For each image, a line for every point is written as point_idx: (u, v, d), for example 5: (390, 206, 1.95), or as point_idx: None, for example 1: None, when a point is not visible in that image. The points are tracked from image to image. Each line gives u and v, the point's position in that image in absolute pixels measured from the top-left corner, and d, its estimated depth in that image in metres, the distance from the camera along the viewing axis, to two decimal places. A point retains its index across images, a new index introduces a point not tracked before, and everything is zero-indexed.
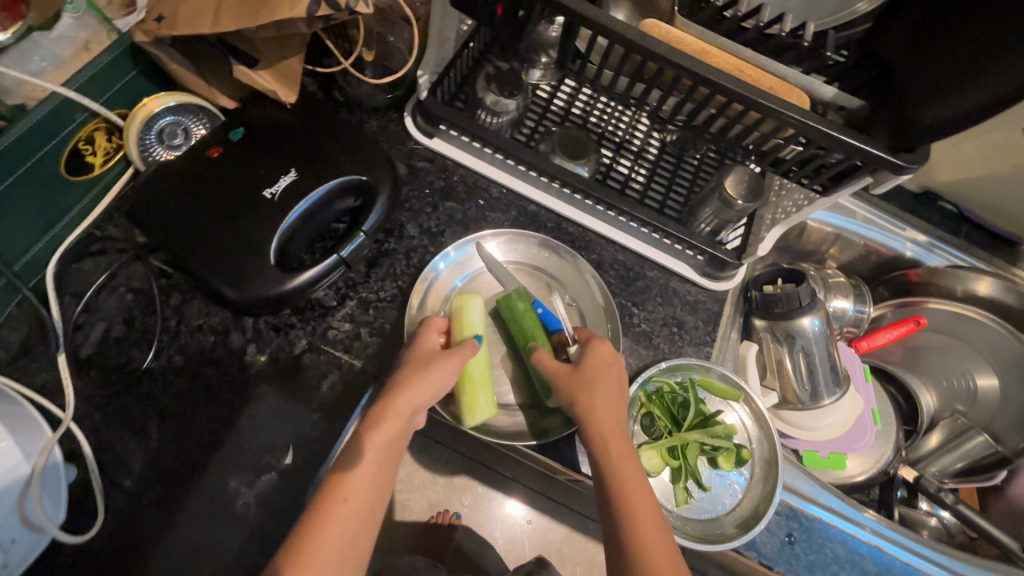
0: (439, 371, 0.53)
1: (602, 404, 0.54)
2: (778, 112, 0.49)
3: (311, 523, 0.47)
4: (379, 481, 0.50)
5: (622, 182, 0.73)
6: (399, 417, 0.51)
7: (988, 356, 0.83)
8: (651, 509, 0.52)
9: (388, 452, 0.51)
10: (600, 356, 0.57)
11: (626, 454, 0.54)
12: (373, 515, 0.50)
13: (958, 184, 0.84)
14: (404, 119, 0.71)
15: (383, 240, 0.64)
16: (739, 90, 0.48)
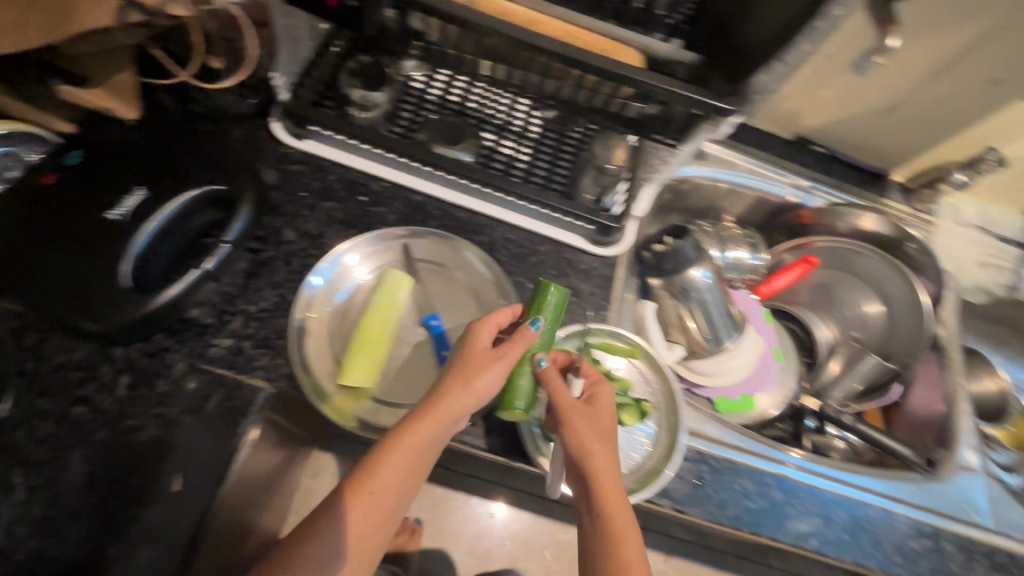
0: (478, 382, 0.54)
1: (604, 444, 0.55)
2: (611, 72, 0.49)
3: (322, 520, 0.51)
4: (398, 488, 0.52)
5: (507, 163, 0.72)
6: (421, 442, 0.52)
7: (873, 284, 0.90)
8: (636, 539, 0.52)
9: (415, 461, 0.52)
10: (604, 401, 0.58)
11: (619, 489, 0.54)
12: (392, 519, 0.53)
13: (822, 127, 0.90)
14: (272, 126, 0.70)
15: (258, 247, 0.63)
16: (569, 54, 0.48)
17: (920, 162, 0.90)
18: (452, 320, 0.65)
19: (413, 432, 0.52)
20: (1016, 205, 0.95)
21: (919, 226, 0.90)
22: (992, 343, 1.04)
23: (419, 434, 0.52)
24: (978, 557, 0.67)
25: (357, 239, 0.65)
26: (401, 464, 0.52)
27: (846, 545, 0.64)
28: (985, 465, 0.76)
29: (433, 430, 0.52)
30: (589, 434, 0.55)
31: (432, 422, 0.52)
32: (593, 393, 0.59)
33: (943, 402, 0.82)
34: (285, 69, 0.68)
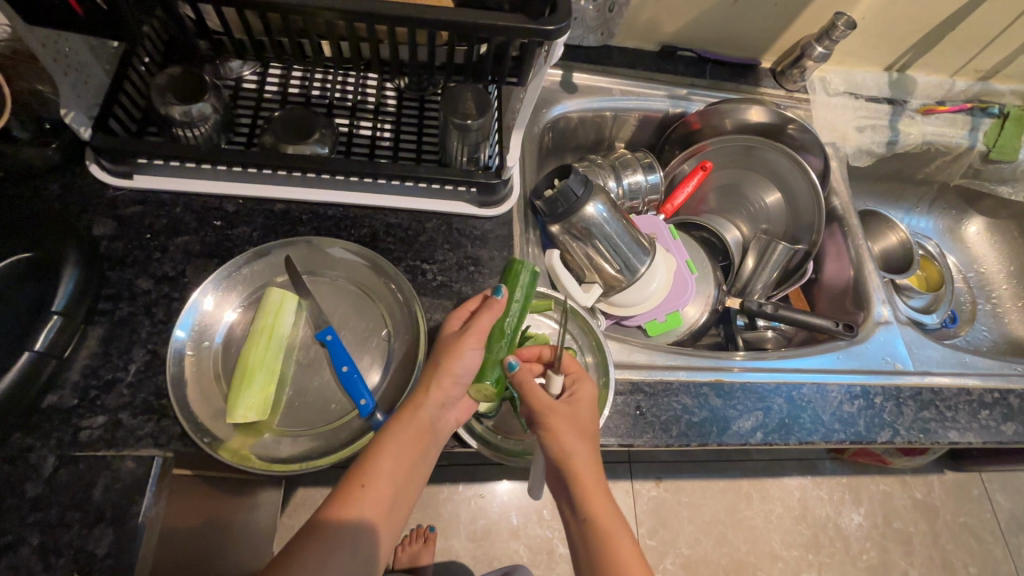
0: (457, 363, 0.54)
1: (586, 448, 0.54)
2: (406, 16, 0.44)
3: (336, 506, 0.50)
4: (400, 478, 0.51)
5: (369, 145, 0.65)
6: (423, 427, 0.53)
7: (768, 175, 0.90)
8: (623, 532, 0.52)
9: (412, 449, 0.52)
10: (586, 397, 0.57)
11: (600, 484, 0.54)
12: (397, 507, 0.52)
13: (683, 30, 0.89)
14: (90, 169, 0.61)
15: (110, 307, 0.57)
16: (353, 9, 0.43)
17: (782, 41, 0.92)
18: (346, 326, 0.60)
19: (407, 423, 0.52)
20: (877, 63, 0.98)
21: (795, 106, 0.93)
22: (885, 199, 1.12)
23: (415, 424, 0.52)
24: (905, 400, 0.71)
25: (209, 278, 0.58)
26: (397, 454, 0.51)
27: (789, 428, 0.66)
28: (896, 315, 0.81)
29: (424, 420, 0.53)
30: (571, 439, 0.54)
31: (423, 413, 0.53)
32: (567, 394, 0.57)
33: (852, 267, 0.85)
34: (76, 103, 0.57)
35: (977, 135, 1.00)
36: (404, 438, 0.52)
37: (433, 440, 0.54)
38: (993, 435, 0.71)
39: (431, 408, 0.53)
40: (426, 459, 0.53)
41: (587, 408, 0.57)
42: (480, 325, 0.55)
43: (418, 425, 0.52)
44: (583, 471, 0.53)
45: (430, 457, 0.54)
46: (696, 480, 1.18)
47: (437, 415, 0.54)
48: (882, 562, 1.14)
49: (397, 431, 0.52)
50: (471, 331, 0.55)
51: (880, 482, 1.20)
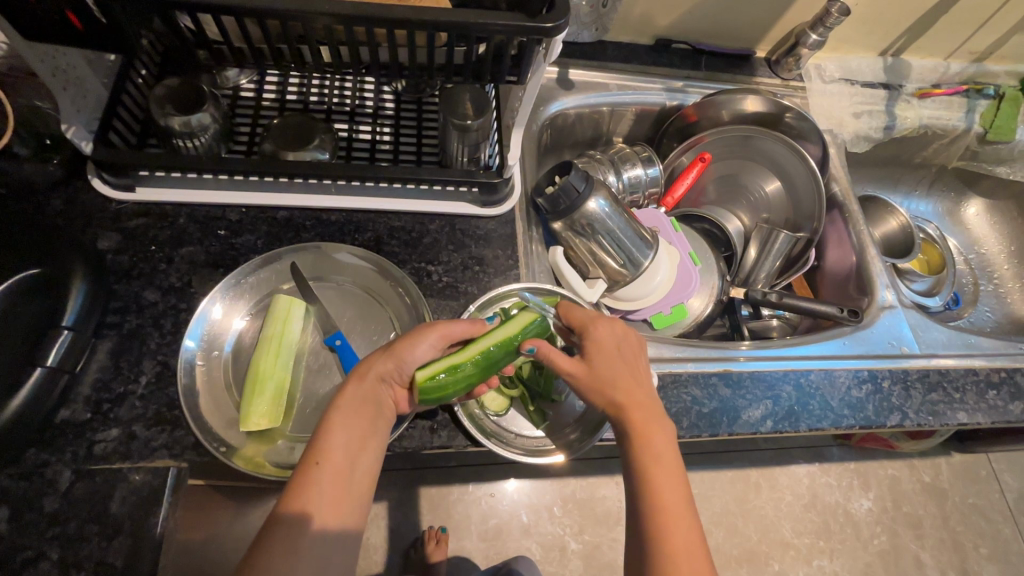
0: (407, 349, 0.52)
1: (623, 381, 0.53)
2: (403, 18, 0.44)
3: (292, 488, 0.46)
4: (354, 452, 0.49)
5: (370, 149, 0.65)
6: (367, 401, 0.50)
7: (767, 164, 0.91)
8: (667, 458, 0.49)
9: (362, 422, 0.50)
10: (611, 338, 0.55)
11: (646, 414, 0.51)
12: (360, 481, 0.49)
13: (678, 22, 0.89)
14: (92, 183, 0.61)
15: (119, 320, 0.57)
16: (351, 13, 0.43)
17: (776, 30, 0.92)
18: (355, 330, 0.61)
19: (351, 398, 0.50)
20: (871, 48, 0.98)
21: (791, 94, 0.94)
22: (884, 184, 1.12)
23: (359, 399, 0.50)
24: (912, 383, 0.71)
25: (217, 286, 0.58)
26: (347, 428, 0.49)
27: (799, 415, 0.66)
28: (901, 299, 0.81)
29: (369, 392, 0.51)
30: (602, 375, 0.53)
31: (363, 389, 0.51)
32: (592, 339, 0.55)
33: (854, 254, 0.86)
34: (77, 118, 0.57)
35: (974, 116, 1.00)
36: (351, 412, 0.50)
37: (381, 414, 0.51)
38: (1001, 414, 0.72)
39: (374, 380, 0.51)
40: (380, 433, 0.51)
41: (613, 349, 0.55)
42: (453, 326, 0.54)
43: (360, 400, 0.50)
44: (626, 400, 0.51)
45: (383, 431, 0.51)
46: (705, 472, 1.18)
47: (385, 389, 0.52)
48: (893, 546, 1.15)
49: (342, 407, 0.50)
50: (438, 325, 0.54)
51: (889, 467, 1.21)
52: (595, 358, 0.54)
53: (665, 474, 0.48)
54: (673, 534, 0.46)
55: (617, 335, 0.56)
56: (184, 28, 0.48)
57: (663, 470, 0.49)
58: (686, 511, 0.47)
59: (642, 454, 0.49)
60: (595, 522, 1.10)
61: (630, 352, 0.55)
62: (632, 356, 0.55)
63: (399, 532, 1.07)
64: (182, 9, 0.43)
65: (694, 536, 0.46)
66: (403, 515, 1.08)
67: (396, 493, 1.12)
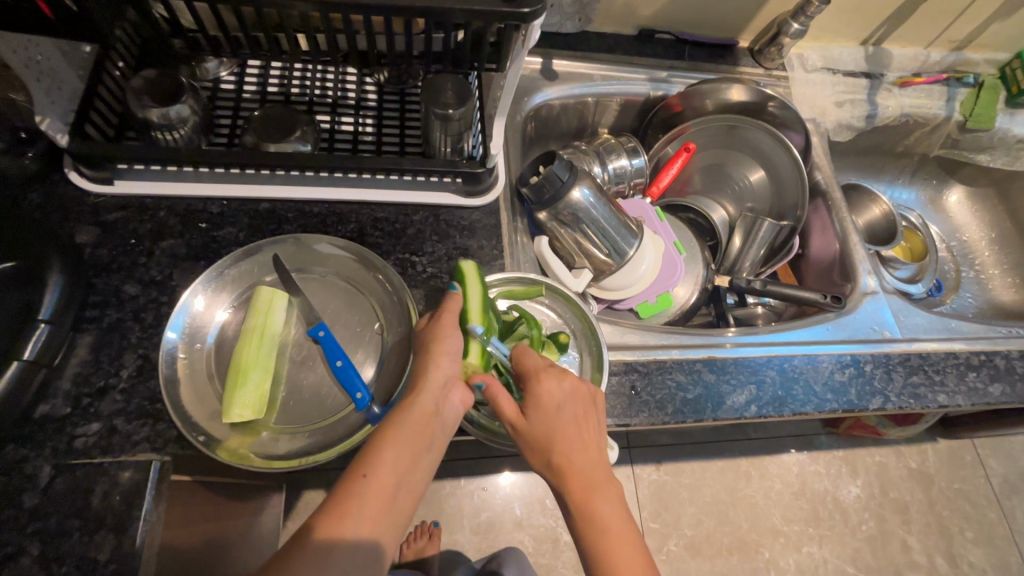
0: (458, 349, 0.54)
1: (562, 448, 0.53)
2: (380, 4, 0.44)
3: (338, 498, 0.47)
4: (405, 466, 0.49)
5: (352, 140, 0.65)
6: (425, 410, 0.51)
7: (751, 153, 0.91)
8: (617, 527, 0.52)
9: (416, 435, 0.50)
10: (553, 395, 0.55)
11: (583, 480, 0.53)
12: (404, 498, 0.49)
13: (661, 12, 0.89)
14: (70, 177, 0.60)
15: (99, 314, 0.56)
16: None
17: (759, 20, 0.92)
18: (339, 321, 0.60)
19: (408, 408, 0.51)
20: (853, 38, 0.99)
21: (774, 84, 0.94)
22: (867, 173, 1.13)
23: (419, 407, 0.51)
24: (894, 367, 0.72)
25: (199, 278, 0.58)
26: (398, 442, 0.49)
27: (783, 400, 0.67)
28: (883, 285, 0.82)
29: (426, 404, 0.51)
30: (542, 443, 0.54)
31: (424, 396, 0.51)
32: (539, 399, 0.55)
33: (838, 241, 0.87)
34: (53, 110, 0.56)
35: (954, 105, 1.01)
36: (410, 424, 0.50)
37: (439, 423, 0.52)
38: (980, 396, 0.73)
39: (433, 391, 0.52)
40: (433, 448, 0.51)
41: (556, 407, 0.54)
42: (450, 308, 0.56)
43: (420, 408, 0.51)
44: (565, 468, 0.53)
45: (437, 444, 0.52)
46: (695, 462, 1.19)
47: (442, 399, 0.52)
48: (881, 531, 1.16)
49: (399, 417, 0.50)
50: (444, 313, 0.56)
51: (876, 454, 1.22)
52: (535, 424, 0.54)
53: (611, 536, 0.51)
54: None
55: (561, 390, 0.55)
56: (158, 16, 0.48)
57: (609, 535, 0.51)
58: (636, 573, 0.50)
59: (590, 530, 0.52)
60: None
61: (575, 408, 0.55)
62: (579, 410, 0.55)
63: None
64: None
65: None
66: None
67: None
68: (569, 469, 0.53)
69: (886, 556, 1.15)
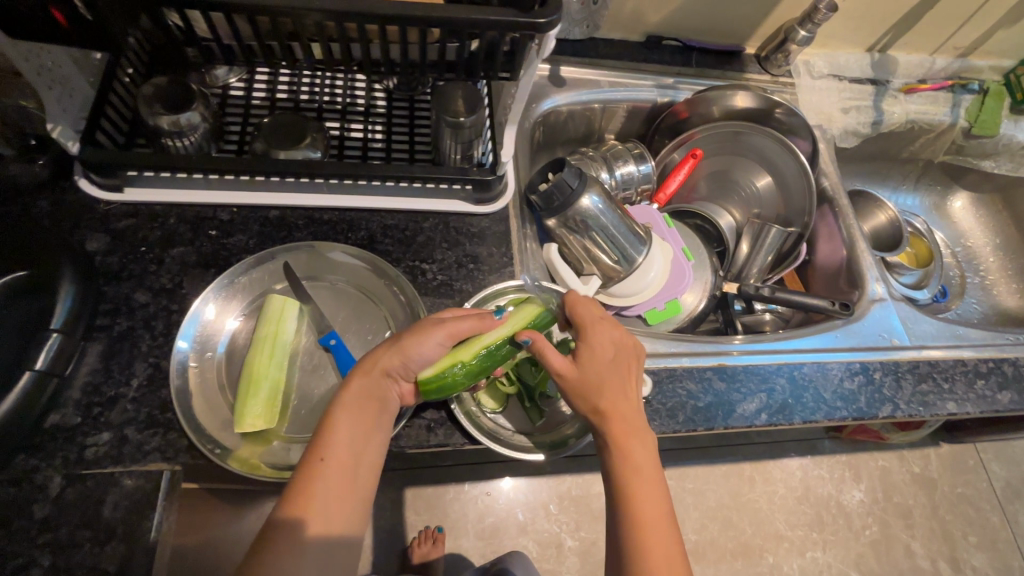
0: (413, 347, 0.51)
1: (608, 395, 0.53)
2: (396, 15, 0.44)
3: (295, 487, 0.47)
4: (357, 450, 0.49)
5: (362, 147, 0.65)
6: (372, 396, 0.50)
7: (758, 159, 0.91)
8: (644, 464, 0.51)
9: (367, 419, 0.50)
10: (607, 344, 0.55)
11: (630, 428, 0.52)
12: (364, 477, 0.49)
13: (668, 19, 0.89)
14: (80, 184, 0.60)
15: (110, 323, 0.56)
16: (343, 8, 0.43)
17: (766, 27, 0.93)
18: (350, 329, 0.60)
19: (356, 393, 0.50)
20: (858, 45, 1.00)
21: (781, 90, 0.95)
22: (871, 178, 1.14)
23: (365, 394, 0.50)
24: (903, 374, 0.72)
25: (210, 286, 0.58)
26: (351, 424, 0.49)
27: (792, 408, 0.67)
28: (891, 292, 0.82)
29: (374, 388, 0.50)
30: (596, 387, 0.53)
31: (369, 383, 0.50)
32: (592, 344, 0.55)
33: (844, 248, 0.87)
34: (65, 118, 0.56)
35: (959, 112, 1.01)
36: (355, 409, 0.50)
37: (387, 407, 0.51)
38: (989, 404, 0.73)
39: (380, 377, 0.51)
40: (384, 428, 0.51)
41: (607, 355, 0.55)
42: (456, 324, 0.53)
43: (366, 394, 0.50)
44: (610, 411, 0.52)
45: (387, 425, 0.51)
46: (699, 466, 1.19)
47: (390, 385, 0.51)
48: (884, 536, 1.16)
49: (347, 402, 0.50)
50: (442, 321, 0.53)
51: (879, 458, 1.22)
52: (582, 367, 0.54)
53: (644, 489, 0.50)
54: (651, 545, 0.48)
55: (613, 341, 0.56)
56: (173, 25, 0.48)
57: (642, 481, 0.50)
58: (667, 519, 0.49)
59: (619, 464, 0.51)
60: (590, 519, 1.10)
61: (626, 362, 0.55)
62: (627, 363, 0.55)
63: (395, 533, 1.07)
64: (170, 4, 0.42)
65: (671, 539, 0.48)
66: (399, 516, 1.08)
67: (391, 493, 1.11)
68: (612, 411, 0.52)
69: (890, 561, 1.15)
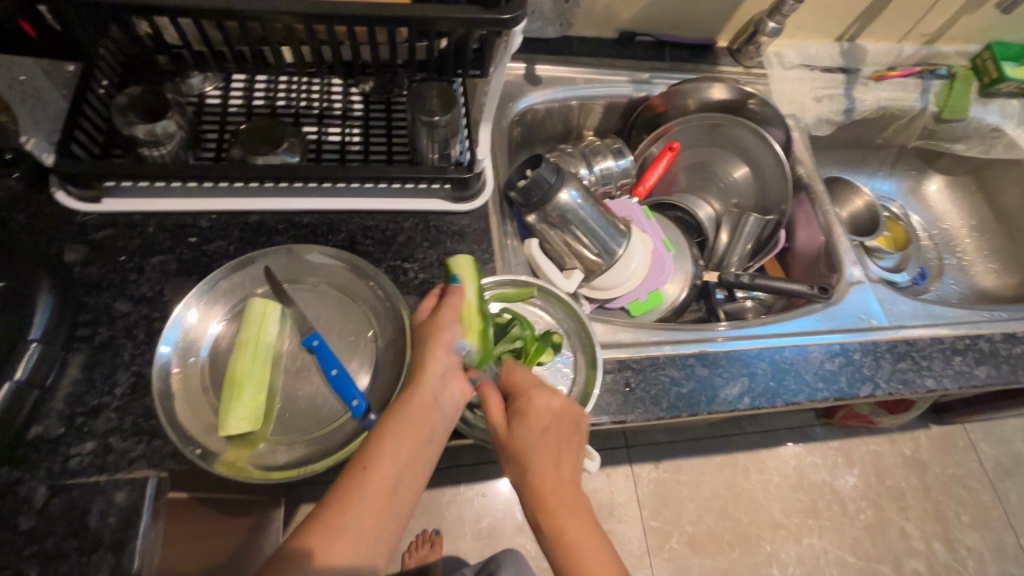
0: (450, 338, 0.55)
1: (546, 468, 0.52)
2: (365, 16, 0.45)
3: (337, 493, 0.47)
4: (405, 458, 0.49)
5: (340, 150, 0.65)
6: (423, 402, 0.51)
7: (734, 149, 0.93)
8: (588, 540, 0.50)
9: (418, 428, 0.50)
10: (543, 409, 0.55)
11: (565, 501, 0.52)
12: (404, 492, 0.49)
13: (640, 15, 0.91)
14: (57, 196, 0.60)
15: (90, 332, 0.56)
16: (311, 11, 0.44)
17: (736, 20, 0.94)
18: (333, 330, 0.61)
19: (408, 399, 0.51)
20: (828, 35, 1.02)
21: (754, 81, 0.96)
22: (848, 166, 1.16)
23: (417, 399, 0.51)
24: (882, 353, 0.74)
25: (190, 292, 0.58)
26: (401, 431, 0.49)
27: (775, 391, 0.68)
28: (868, 275, 0.83)
29: (426, 393, 0.52)
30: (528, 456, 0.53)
31: (423, 388, 0.52)
32: (524, 410, 0.55)
33: (822, 233, 0.88)
34: (36, 131, 0.57)
35: (929, 97, 1.03)
36: (408, 415, 0.50)
37: (439, 415, 0.52)
38: (967, 379, 0.74)
39: (432, 382, 0.52)
40: (433, 438, 0.51)
41: (544, 421, 0.54)
42: (451, 303, 0.56)
43: (420, 400, 0.51)
44: (541, 483, 0.52)
45: (437, 435, 0.51)
46: (693, 458, 1.20)
47: (439, 390, 0.53)
48: (879, 520, 1.18)
49: (399, 411, 0.50)
50: (448, 306, 0.56)
51: (870, 442, 1.24)
52: (515, 436, 0.53)
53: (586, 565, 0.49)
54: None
55: (549, 406, 0.55)
56: (143, 34, 0.48)
57: (583, 557, 0.50)
58: None
59: (559, 543, 0.50)
60: None
61: (563, 429, 0.55)
62: (565, 431, 0.55)
63: None
64: (137, 12, 0.42)
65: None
66: None
67: None
68: (547, 488, 0.52)
69: (885, 544, 1.16)
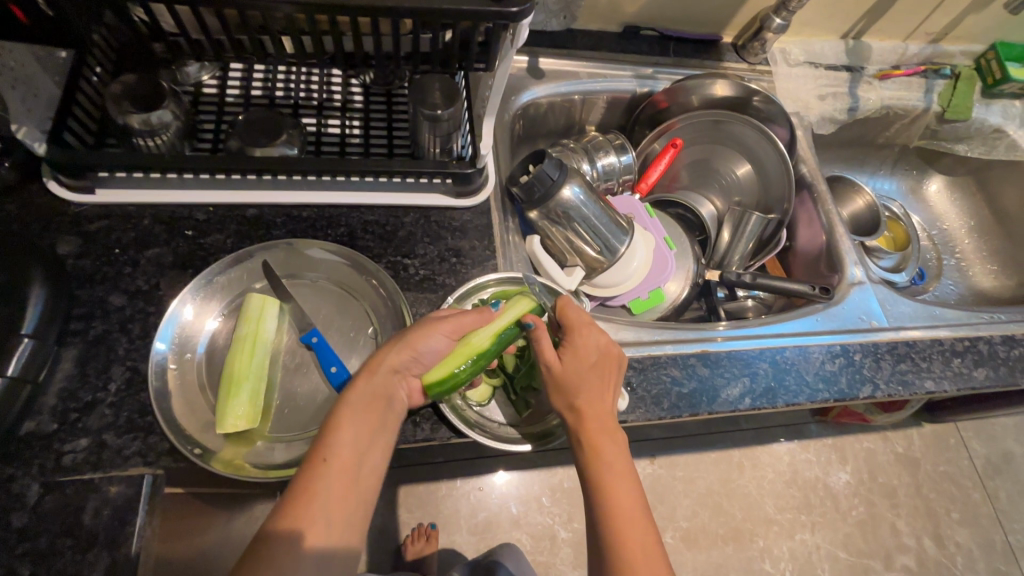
0: (420, 339, 0.53)
1: (591, 401, 0.54)
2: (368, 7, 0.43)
3: (298, 487, 0.46)
4: (361, 448, 0.48)
5: (339, 143, 0.64)
6: (379, 395, 0.50)
7: (736, 147, 0.92)
8: (619, 467, 0.53)
9: (374, 419, 0.49)
10: (591, 346, 0.56)
11: (604, 428, 0.54)
12: (365, 483, 0.48)
13: (645, 9, 0.89)
14: (49, 186, 0.59)
15: (84, 327, 0.55)
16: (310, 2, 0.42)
17: (741, 16, 0.93)
18: (332, 326, 0.60)
19: (362, 391, 0.50)
20: (833, 32, 1.01)
21: (758, 78, 0.96)
22: (849, 165, 1.16)
23: (372, 391, 0.50)
24: (882, 355, 0.74)
25: (188, 286, 0.57)
26: (357, 423, 0.49)
27: (775, 391, 0.68)
28: (869, 275, 0.83)
29: (380, 386, 0.51)
30: (575, 388, 0.55)
31: (376, 381, 0.50)
32: (578, 344, 0.56)
33: (824, 233, 0.88)
34: (28, 119, 0.56)
35: (932, 97, 1.03)
36: (364, 408, 0.49)
37: (393, 407, 0.51)
38: (966, 381, 0.74)
39: (387, 374, 0.51)
40: (389, 428, 0.51)
41: (593, 359, 0.56)
42: (458, 318, 0.55)
43: (374, 393, 0.50)
44: (587, 416, 0.54)
45: (392, 426, 0.51)
46: (688, 454, 1.20)
47: (396, 382, 0.52)
48: (870, 516, 1.19)
49: (353, 403, 0.49)
50: (446, 319, 0.54)
51: (864, 440, 1.25)
52: (566, 368, 0.55)
53: (618, 497, 0.51)
54: None
55: (596, 344, 0.57)
56: (138, 20, 0.47)
57: (610, 482, 0.52)
58: (638, 525, 0.50)
59: (591, 464, 0.53)
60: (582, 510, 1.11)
61: (610, 366, 0.57)
62: (611, 368, 0.57)
63: (388, 530, 1.07)
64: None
65: (649, 548, 0.50)
66: (392, 514, 1.08)
67: (383, 492, 1.11)
68: (589, 420, 0.54)
69: (876, 540, 1.17)
